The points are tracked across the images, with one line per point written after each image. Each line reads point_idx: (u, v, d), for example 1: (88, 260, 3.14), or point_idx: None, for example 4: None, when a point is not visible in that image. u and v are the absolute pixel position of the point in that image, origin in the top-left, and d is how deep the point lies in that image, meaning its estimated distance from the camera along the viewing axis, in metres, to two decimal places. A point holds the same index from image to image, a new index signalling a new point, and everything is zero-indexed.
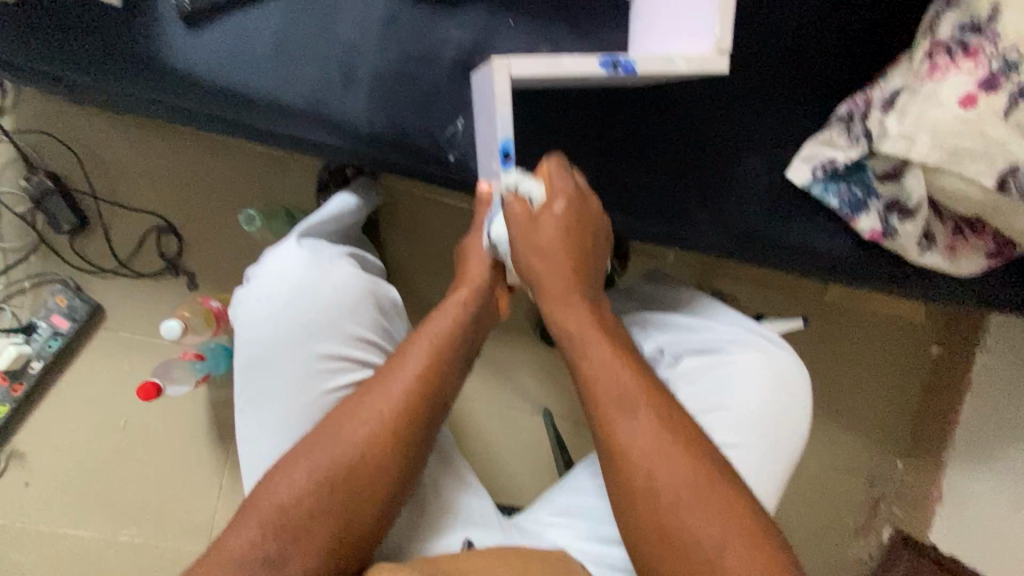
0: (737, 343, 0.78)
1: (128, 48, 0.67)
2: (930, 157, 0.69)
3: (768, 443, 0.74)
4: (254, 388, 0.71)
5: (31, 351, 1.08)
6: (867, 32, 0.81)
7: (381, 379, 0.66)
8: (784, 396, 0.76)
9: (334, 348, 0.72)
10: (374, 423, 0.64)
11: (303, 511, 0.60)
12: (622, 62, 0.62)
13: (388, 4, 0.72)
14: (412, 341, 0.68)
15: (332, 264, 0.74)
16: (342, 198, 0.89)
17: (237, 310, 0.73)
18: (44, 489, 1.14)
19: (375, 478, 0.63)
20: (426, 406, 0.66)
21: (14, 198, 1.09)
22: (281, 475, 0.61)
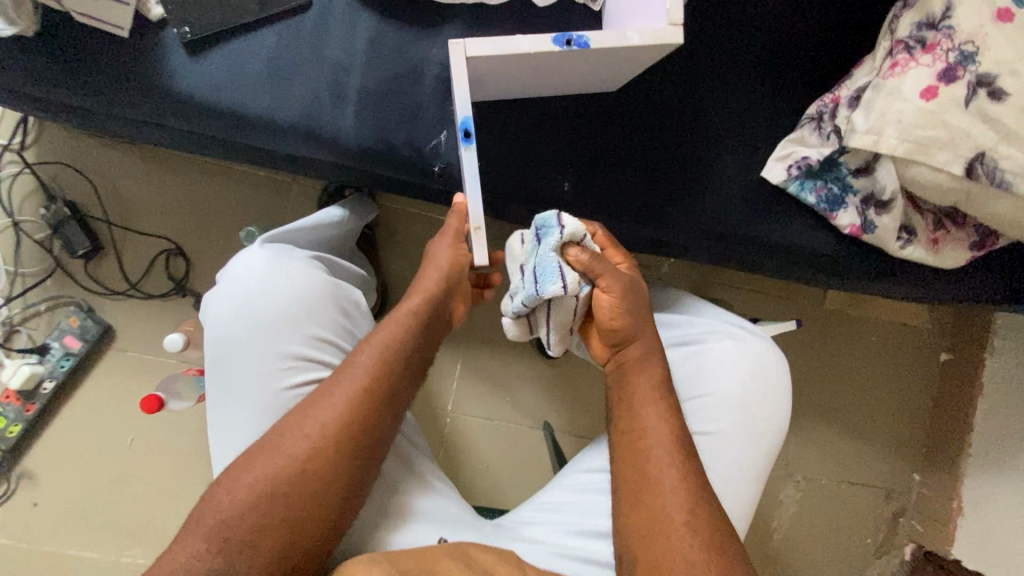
0: (714, 333, 0.80)
1: (137, 75, 0.73)
2: (897, 149, 0.71)
3: (751, 429, 0.76)
4: (215, 384, 0.74)
5: (44, 371, 1.12)
6: (835, 36, 0.84)
7: (329, 389, 0.68)
8: (761, 383, 0.78)
9: (299, 348, 0.75)
10: (319, 434, 0.65)
11: (248, 520, 0.61)
12: (575, 38, 0.61)
13: (374, 27, 0.77)
14: (362, 351, 0.70)
15: (296, 267, 0.77)
16: (329, 213, 0.92)
17: (205, 313, 0.75)
18: (54, 508, 1.16)
19: (317, 490, 0.64)
20: (373, 415, 0.68)
21: (34, 225, 1.15)
22: (229, 486, 0.63)
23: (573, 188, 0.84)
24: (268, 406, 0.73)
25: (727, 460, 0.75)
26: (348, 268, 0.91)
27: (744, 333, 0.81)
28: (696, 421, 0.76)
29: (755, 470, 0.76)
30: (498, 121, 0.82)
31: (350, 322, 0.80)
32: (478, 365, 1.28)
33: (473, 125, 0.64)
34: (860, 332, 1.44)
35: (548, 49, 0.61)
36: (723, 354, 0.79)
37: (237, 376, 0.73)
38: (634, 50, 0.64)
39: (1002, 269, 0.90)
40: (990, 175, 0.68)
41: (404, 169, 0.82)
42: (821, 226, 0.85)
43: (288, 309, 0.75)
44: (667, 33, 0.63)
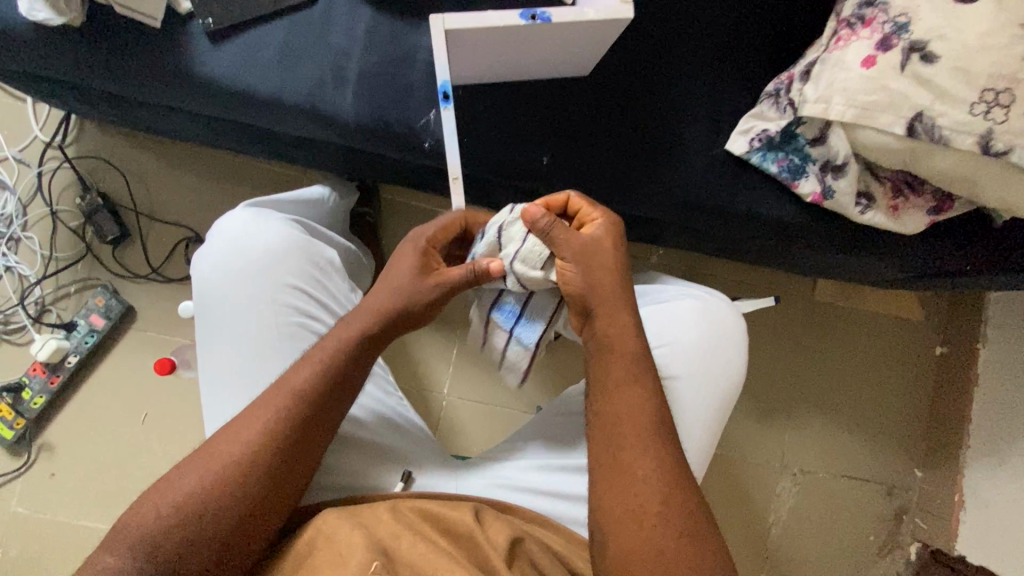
0: (678, 296, 0.86)
1: (165, 60, 0.84)
2: (845, 114, 0.77)
3: (706, 375, 0.82)
4: (201, 329, 0.81)
5: (69, 346, 1.21)
6: (793, 22, 0.92)
7: (263, 405, 0.72)
8: (718, 340, 0.83)
9: (272, 299, 0.81)
10: (246, 447, 0.70)
11: (175, 526, 0.66)
12: (539, 13, 0.70)
13: (372, 20, 0.87)
14: (298, 370, 0.74)
15: (271, 222, 0.85)
16: (315, 190, 1.02)
17: (194, 268, 0.84)
18: (70, 478, 1.23)
19: (241, 504, 0.68)
20: (303, 430, 0.72)
21: (70, 214, 1.27)
22: (164, 492, 0.68)
23: (551, 161, 0.91)
24: (243, 351, 0.80)
25: (683, 406, 0.80)
26: (333, 238, 0.98)
27: (701, 294, 0.87)
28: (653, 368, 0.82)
29: (711, 414, 0.81)
30: (484, 101, 0.91)
31: (322, 276, 0.86)
32: (472, 350, 1.34)
33: (451, 89, 0.74)
34: (852, 326, 1.46)
35: (514, 23, 0.70)
36: (680, 309, 0.85)
37: (218, 319, 0.80)
38: (590, 26, 0.72)
39: (971, 240, 0.93)
40: (929, 133, 0.73)
41: (398, 144, 0.91)
42: (786, 196, 0.90)
43: (263, 262, 0.82)
44: (620, 8, 0.71)
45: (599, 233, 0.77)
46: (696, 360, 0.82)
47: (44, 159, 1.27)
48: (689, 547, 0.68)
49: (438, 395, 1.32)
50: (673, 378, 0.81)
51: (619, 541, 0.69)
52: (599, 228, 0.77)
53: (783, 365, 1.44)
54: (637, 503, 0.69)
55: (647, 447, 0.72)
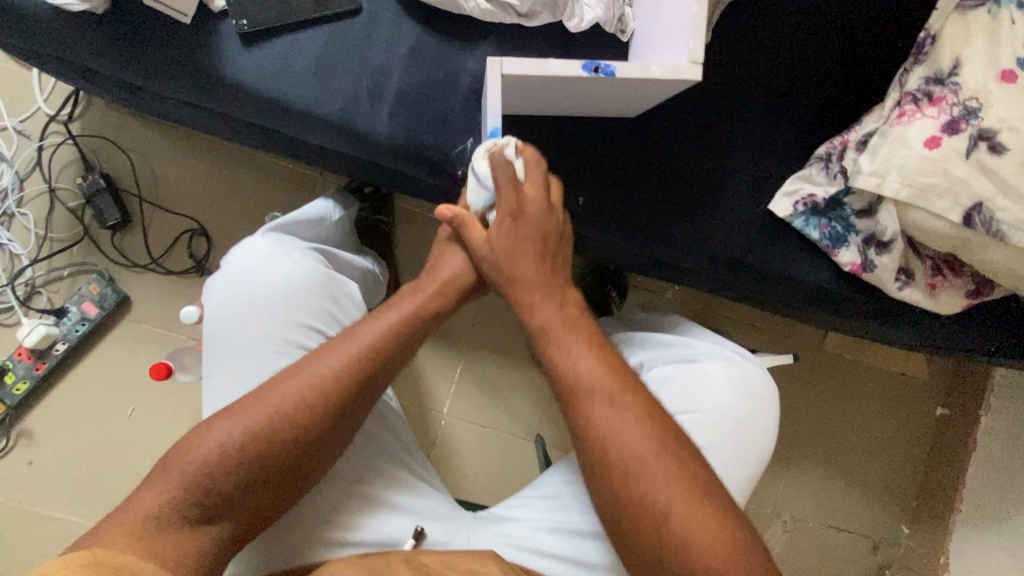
0: (710, 354, 0.83)
1: (190, 58, 0.79)
2: (899, 193, 0.75)
3: (734, 450, 0.79)
4: (213, 365, 0.76)
5: (59, 333, 1.15)
6: (852, 83, 0.88)
7: (316, 363, 0.67)
8: (750, 407, 0.81)
9: (288, 340, 0.76)
10: (309, 391, 0.65)
11: (219, 466, 0.61)
12: (603, 66, 0.67)
13: (415, 36, 0.82)
14: (360, 329, 0.70)
15: (291, 254, 0.80)
16: (319, 206, 0.94)
17: (205, 293, 0.79)
18: (49, 469, 1.18)
19: (292, 450, 0.64)
20: (366, 388, 0.68)
21: (69, 193, 1.20)
22: (217, 425, 0.63)
23: (584, 204, 0.88)
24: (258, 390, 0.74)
25: None
26: (352, 263, 0.92)
27: (734, 355, 0.84)
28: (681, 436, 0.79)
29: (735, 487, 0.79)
30: (526, 132, 0.88)
31: (340, 314, 0.81)
32: (476, 373, 1.30)
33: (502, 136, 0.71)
34: (856, 378, 1.45)
35: (575, 76, 0.67)
36: (712, 374, 0.82)
37: (230, 356, 0.75)
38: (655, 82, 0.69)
39: (999, 325, 0.92)
40: (985, 224, 0.72)
41: (429, 169, 0.86)
42: (823, 263, 0.88)
43: (278, 295, 0.77)
44: (688, 67, 0.68)
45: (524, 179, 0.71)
46: (726, 425, 0.79)
47: (47, 133, 1.20)
48: (710, 527, 0.63)
49: (437, 414, 1.29)
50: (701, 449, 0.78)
51: (630, 527, 0.66)
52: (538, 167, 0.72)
53: (788, 413, 1.43)
54: (636, 494, 0.65)
55: (630, 431, 0.67)
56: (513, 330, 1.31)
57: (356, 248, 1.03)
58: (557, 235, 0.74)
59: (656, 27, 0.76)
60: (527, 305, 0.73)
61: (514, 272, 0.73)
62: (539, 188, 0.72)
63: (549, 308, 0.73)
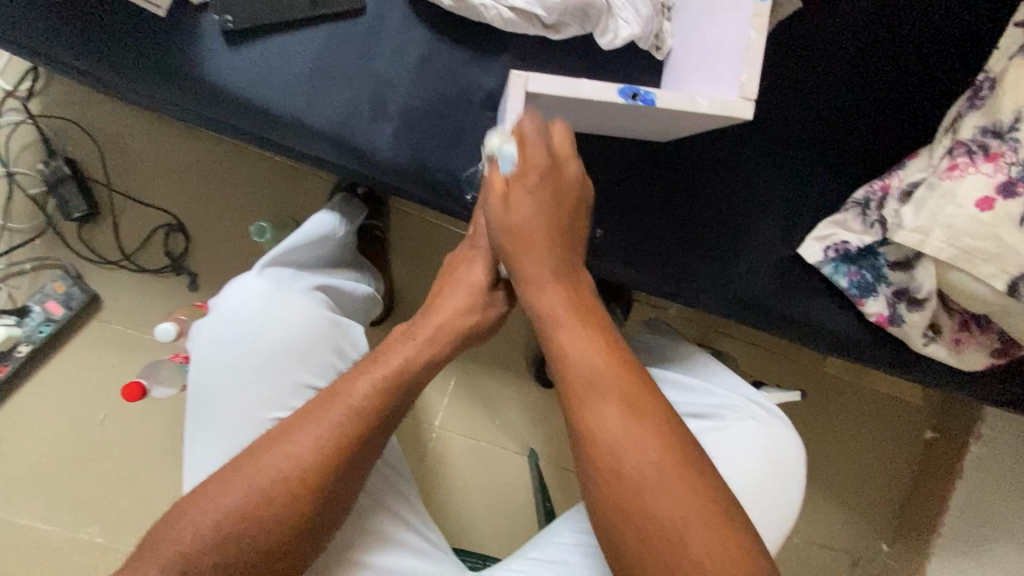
0: (737, 411, 0.83)
1: (166, 57, 0.69)
2: (943, 253, 0.70)
3: (759, 514, 0.78)
4: (199, 419, 0.70)
5: (21, 334, 1.06)
6: (895, 122, 0.82)
7: (299, 432, 0.60)
8: (776, 469, 0.80)
9: (287, 397, 0.71)
10: (296, 464, 0.59)
11: (213, 547, 0.57)
12: (642, 93, 0.60)
13: (426, 44, 0.73)
14: (344, 386, 0.62)
15: (292, 299, 0.72)
16: (321, 219, 0.84)
17: (192, 339, 0.72)
18: (9, 477, 1.09)
19: (282, 524, 0.59)
20: (358, 452, 0.62)
21: (30, 179, 1.09)
22: (202, 503, 0.58)
23: (607, 239, 0.82)
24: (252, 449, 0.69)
25: None
26: (353, 292, 0.85)
27: (761, 413, 0.84)
28: None
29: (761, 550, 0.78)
30: None
31: (343, 366, 0.75)
32: (472, 387, 1.25)
33: None
34: (854, 401, 1.42)
35: (610, 99, 0.60)
36: (744, 434, 0.81)
37: (220, 411, 0.69)
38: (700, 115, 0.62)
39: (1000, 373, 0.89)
40: None
41: (435, 192, 0.78)
42: (848, 309, 0.84)
43: (279, 351, 0.71)
44: (738, 103, 0.61)
45: (530, 132, 0.60)
46: (750, 491, 0.78)
47: (4, 110, 1.08)
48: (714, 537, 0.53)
49: (429, 428, 1.24)
50: None
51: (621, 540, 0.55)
52: (558, 130, 0.63)
53: None
54: (629, 494, 0.54)
55: (630, 433, 0.55)
56: (510, 343, 1.26)
57: (352, 262, 0.95)
58: (574, 211, 0.64)
59: (698, 50, 0.69)
60: (526, 285, 0.62)
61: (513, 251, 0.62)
62: (565, 153, 0.63)
63: (556, 287, 0.61)
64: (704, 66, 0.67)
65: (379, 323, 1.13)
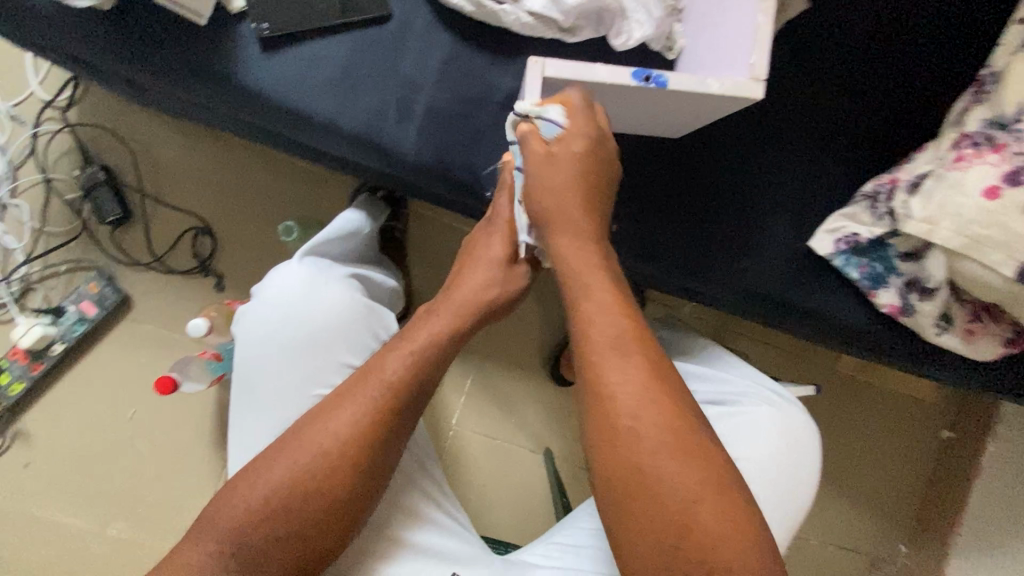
0: (753, 396, 0.84)
1: (206, 64, 0.73)
2: (952, 241, 0.72)
3: (778, 497, 0.79)
4: (245, 402, 0.73)
5: (56, 333, 1.10)
6: (900, 117, 0.85)
7: (337, 409, 0.64)
8: (793, 452, 0.82)
9: (328, 379, 0.74)
10: (335, 439, 0.63)
11: (263, 521, 0.60)
12: (655, 75, 0.63)
13: (448, 48, 0.77)
14: (375, 364, 0.66)
15: (330, 287, 0.75)
16: (351, 215, 0.88)
17: (235, 327, 0.75)
18: (42, 472, 1.12)
19: (326, 498, 0.62)
20: (393, 425, 0.65)
21: (67, 185, 1.14)
22: (250, 479, 0.61)
23: (622, 233, 0.84)
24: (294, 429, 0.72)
25: None
26: (382, 285, 0.88)
27: (778, 398, 0.85)
28: None
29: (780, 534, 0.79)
30: None
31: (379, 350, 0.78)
32: (488, 385, 1.27)
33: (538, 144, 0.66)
34: (868, 400, 1.42)
35: (624, 82, 0.63)
36: (760, 419, 0.83)
37: (264, 394, 0.72)
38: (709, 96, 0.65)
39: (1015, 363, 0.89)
40: None
41: (456, 190, 0.81)
42: (859, 302, 0.86)
43: (318, 336, 0.74)
44: (748, 84, 0.64)
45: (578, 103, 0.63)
46: (768, 475, 0.79)
47: (43, 120, 1.13)
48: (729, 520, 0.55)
49: (447, 425, 1.26)
50: None
51: (618, 505, 0.58)
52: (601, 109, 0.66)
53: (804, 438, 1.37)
54: (637, 466, 0.57)
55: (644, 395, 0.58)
56: (525, 341, 1.28)
57: (376, 260, 0.98)
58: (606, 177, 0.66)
59: (709, 43, 0.73)
60: (561, 247, 0.64)
61: (551, 216, 0.64)
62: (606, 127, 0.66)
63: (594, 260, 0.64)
64: (715, 63, 0.72)
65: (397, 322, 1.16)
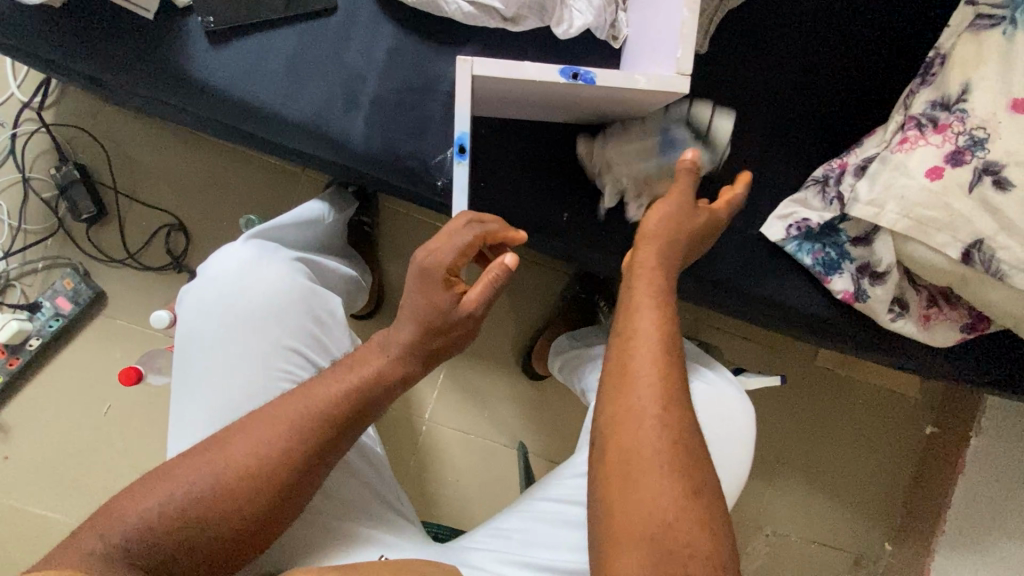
0: (686, 373, 0.85)
1: (154, 57, 0.75)
2: (898, 224, 0.71)
3: (708, 477, 0.81)
4: (183, 378, 0.74)
5: (32, 329, 1.13)
6: (850, 102, 0.85)
7: (271, 426, 0.65)
8: (724, 429, 0.83)
9: (264, 357, 0.75)
10: (264, 455, 0.64)
11: (175, 524, 0.61)
12: (583, 72, 0.60)
13: (394, 39, 0.78)
14: (316, 389, 0.67)
15: (271, 266, 0.77)
16: (311, 206, 0.92)
17: (179, 306, 0.77)
18: (19, 465, 1.14)
19: (244, 510, 0.62)
20: (326, 450, 0.66)
21: (43, 184, 1.17)
22: (171, 481, 0.62)
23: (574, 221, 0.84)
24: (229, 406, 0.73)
25: None
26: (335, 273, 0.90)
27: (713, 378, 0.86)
28: None
29: None
30: (503, 143, 0.84)
31: (320, 331, 0.79)
32: (458, 379, 1.27)
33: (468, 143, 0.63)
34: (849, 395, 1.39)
35: (552, 81, 0.60)
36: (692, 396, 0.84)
37: (201, 370, 0.74)
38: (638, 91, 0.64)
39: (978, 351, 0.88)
40: (986, 263, 0.69)
41: (405, 179, 0.81)
42: (815, 289, 0.85)
43: (257, 313, 0.75)
44: (677, 80, 0.63)
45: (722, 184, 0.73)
46: None
47: (20, 121, 1.16)
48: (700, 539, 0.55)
49: (419, 420, 1.26)
50: None
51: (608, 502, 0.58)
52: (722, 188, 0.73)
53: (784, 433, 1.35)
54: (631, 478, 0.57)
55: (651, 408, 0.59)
56: (498, 336, 1.28)
57: (339, 252, 0.99)
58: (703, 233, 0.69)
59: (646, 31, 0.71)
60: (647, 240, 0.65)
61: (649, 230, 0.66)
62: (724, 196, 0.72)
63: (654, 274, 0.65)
64: (653, 43, 0.68)
65: (367, 316, 1.17)
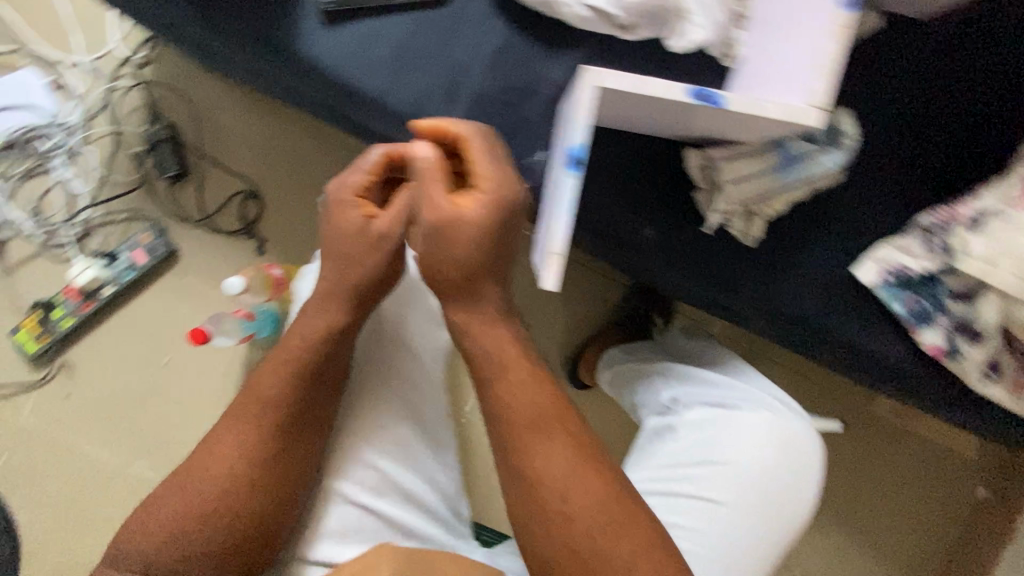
0: (754, 403, 0.83)
1: (267, 31, 0.76)
2: (1011, 283, 0.68)
3: (768, 514, 0.77)
4: None
5: (108, 277, 1.17)
6: (966, 148, 0.80)
7: (227, 430, 0.67)
8: (790, 464, 0.79)
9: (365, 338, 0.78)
10: (228, 455, 0.66)
11: (169, 545, 0.63)
12: (712, 95, 0.58)
13: (503, 36, 0.77)
14: (259, 382, 0.69)
15: None
16: None
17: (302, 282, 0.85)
18: (81, 405, 1.20)
19: (233, 512, 0.65)
20: (285, 430, 0.68)
21: (133, 139, 1.21)
22: (157, 510, 0.65)
23: (658, 239, 0.82)
24: None
25: (729, 541, 0.76)
26: None
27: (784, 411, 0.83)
28: (717, 491, 0.77)
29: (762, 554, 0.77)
30: (595, 151, 0.82)
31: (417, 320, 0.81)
32: None
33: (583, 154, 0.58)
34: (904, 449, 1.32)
35: (679, 99, 0.58)
36: (760, 425, 0.81)
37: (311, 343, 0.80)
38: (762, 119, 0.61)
39: None
40: None
41: None
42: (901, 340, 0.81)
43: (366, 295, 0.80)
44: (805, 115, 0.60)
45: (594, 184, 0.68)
46: (756, 486, 0.78)
47: (119, 76, 1.21)
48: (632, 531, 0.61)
49: None
50: (727, 503, 0.77)
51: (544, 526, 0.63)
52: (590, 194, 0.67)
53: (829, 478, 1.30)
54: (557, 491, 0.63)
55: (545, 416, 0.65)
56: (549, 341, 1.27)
57: None
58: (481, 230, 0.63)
59: (774, 55, 0.68)
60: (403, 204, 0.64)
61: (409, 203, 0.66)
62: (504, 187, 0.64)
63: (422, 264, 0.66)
64: (784, 70, 0.66)
65: None
